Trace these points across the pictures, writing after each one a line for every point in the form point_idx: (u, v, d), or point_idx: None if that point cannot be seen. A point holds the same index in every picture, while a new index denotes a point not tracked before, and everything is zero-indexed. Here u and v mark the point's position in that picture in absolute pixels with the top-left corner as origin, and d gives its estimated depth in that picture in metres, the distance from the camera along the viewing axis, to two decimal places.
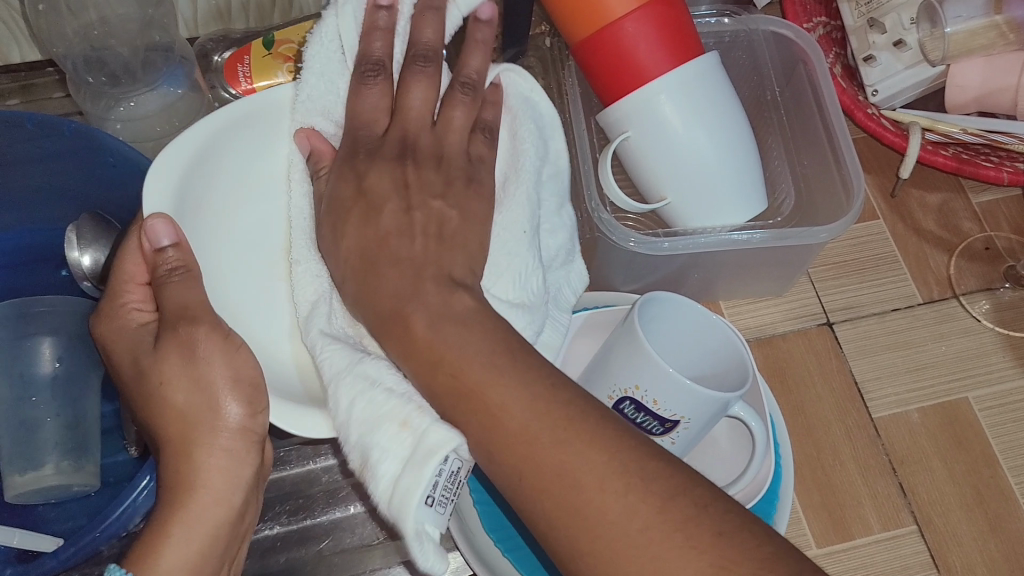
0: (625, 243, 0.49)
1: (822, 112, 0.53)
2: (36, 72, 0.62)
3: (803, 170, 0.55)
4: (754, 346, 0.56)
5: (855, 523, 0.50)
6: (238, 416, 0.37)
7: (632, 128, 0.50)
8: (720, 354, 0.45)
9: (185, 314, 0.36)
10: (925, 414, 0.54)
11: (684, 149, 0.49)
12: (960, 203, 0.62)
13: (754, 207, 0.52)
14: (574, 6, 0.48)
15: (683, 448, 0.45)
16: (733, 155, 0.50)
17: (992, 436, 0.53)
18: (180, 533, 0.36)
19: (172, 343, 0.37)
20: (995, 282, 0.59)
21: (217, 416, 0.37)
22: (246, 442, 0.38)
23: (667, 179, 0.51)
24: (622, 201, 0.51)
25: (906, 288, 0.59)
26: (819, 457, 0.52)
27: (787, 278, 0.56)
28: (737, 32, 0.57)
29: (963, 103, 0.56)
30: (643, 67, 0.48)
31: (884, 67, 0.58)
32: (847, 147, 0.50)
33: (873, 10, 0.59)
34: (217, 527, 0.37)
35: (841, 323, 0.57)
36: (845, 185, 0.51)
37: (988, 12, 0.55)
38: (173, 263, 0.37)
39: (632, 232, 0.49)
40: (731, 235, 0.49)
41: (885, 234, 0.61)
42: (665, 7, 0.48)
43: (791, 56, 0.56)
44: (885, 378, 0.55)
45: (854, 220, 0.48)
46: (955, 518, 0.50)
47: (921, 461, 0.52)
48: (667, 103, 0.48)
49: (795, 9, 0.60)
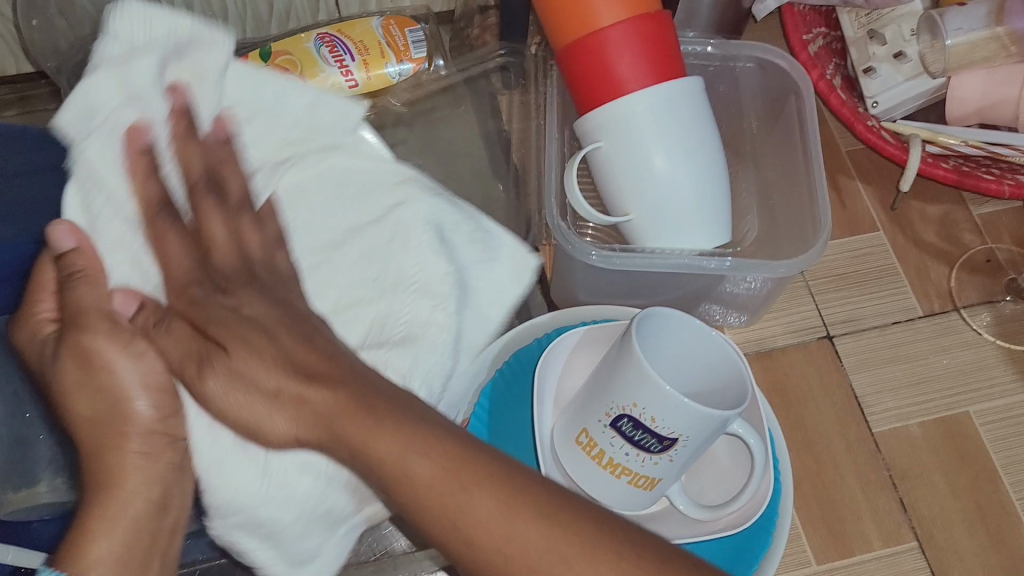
0: (583, 256, 0.49)
1: (801, 136, 0.52)
2: (32, 83, 0.62)
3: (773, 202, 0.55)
4: (753, 358, 0.56)
5: (855, 539, 0.49)
6: (150, 413, 0.36)
7: (606, 140, 0.49)
8: (720, 372, 0.44)
9: (78, 318, 0.36)
10: (927, 428, 0.53)
11: (649, 164, 0.49)
12: (961, 215, 0.62)
13: (716, 227, 0.51)
14: (564, 11, 0.48)
15: (681, 466, 0.45)
16: (699, 174, 0.50)
17: (994, 450, 0.52)
18: (101, 526, 0.34)
19: (97, 359, 0.35)
20: (996, 294, 0.59)
21: (145, 417, 0.36)
22: (172, 447, 0.36)
23: (632, 194, 0.50)
24: (585, 213, 0.50)
25: (907, 300, 0.58)
26: (819, 472, 0.51)
27: (757, 307, 0.55)
28: (722, 62, 0.57)
29: (964, 115, 0.56)
30: (623, 82, 0.48)
31: (884, 79, 0.57)
32: (817, 181, 0.50)
33: (872, 23, 0.59)
34: (138, 520, 0.35)
35: (841, 336, 0.57)
36: (812, 218, 0.50)
37: (989, 23, 0.54)
38: (77, 267, 0.36)
39: (594, 247, 0.49)
40: (690, 257, 0.49)
41: (885, 246, 0.60)
42: (650, 23, 0.48)
43: (775, 81, 0.56)
44: (884, 392, 0.55)
45: (817, 257, 0.48)
46: (956, 534, 0.50)
47: (922, 475, 0.51)
48: (643, 117, 0.48)
49: (796, 20, 0.60)
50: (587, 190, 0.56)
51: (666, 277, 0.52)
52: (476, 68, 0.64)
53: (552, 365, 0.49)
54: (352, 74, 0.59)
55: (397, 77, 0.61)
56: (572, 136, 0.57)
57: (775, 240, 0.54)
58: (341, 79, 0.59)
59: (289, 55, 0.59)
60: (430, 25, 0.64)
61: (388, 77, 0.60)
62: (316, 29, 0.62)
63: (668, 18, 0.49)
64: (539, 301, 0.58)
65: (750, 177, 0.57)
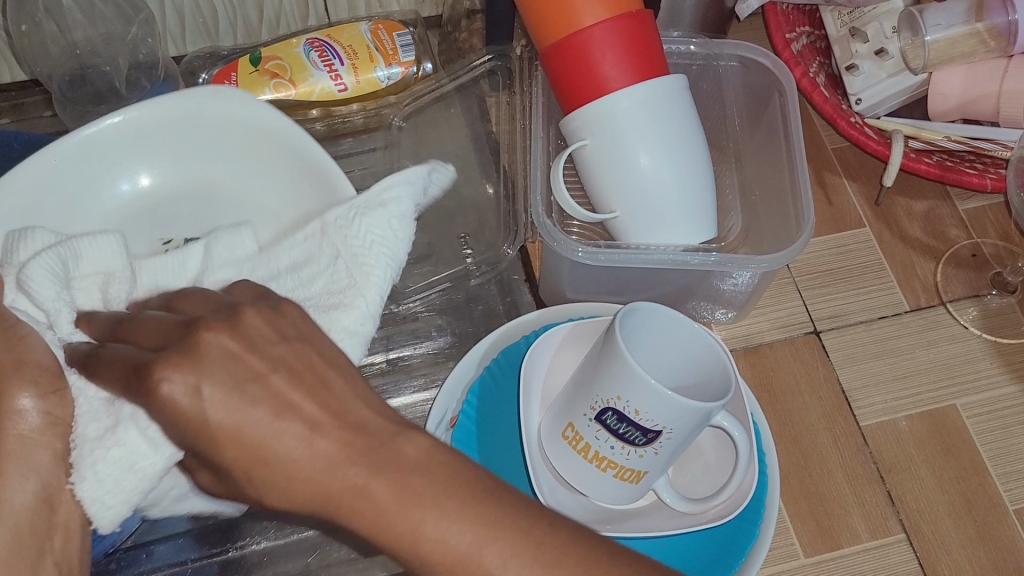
0: (572, 253, 0.49)
1: (784, 133, 0.53)
2: (26, 92, 0.63)
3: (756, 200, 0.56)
4: (740, 355, 0.56)
5: (843, 531, 0.49)
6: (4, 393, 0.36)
7: (590, 137, 0.50)
8: (704, 364, 0.45)
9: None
10: (914, 421, 0.54)
11: (633, 164, 0.49)
12: (946, 210, 0.62)
13: (703, 225, 0.52)
14: (545, 10, 0.49)
15: (666, 459, 0.45)
16: (684, 173, 0.50)
17: (981, 443, 0.53)
18: None
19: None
20: (983, 288, 0.59)
21: None
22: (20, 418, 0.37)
23: (618, 192, 0.51)
24: (574, 210, 0.51)
25: (893, 295, 0.59)
26: (806, 465, 0.52)
27: (743, 302, 0.56)
28: (705, 60, 0.57)
29: (946, 111, 0.56)
30: (606, 79, 0.49)
31: (867, 76, 0.58)
32: (802, 175, 0.50)
33: (854, 21, 0.60)
34: None
35: (828, 332, 0.57)
36: (795, 211, 0.51)
37: (968, 19, 0.55)
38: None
39: (580, 244, 0.49)
40: (674, 254, 0.49)
41: (871, 242, 0.61)
42: (633, 22, 0.48)
43: (759, 78, 0.56)
44: (872, 386, 0.55)
45: (800, 251, 0.48)
46: (944, 526, 0.50)
47: (909, 468, 0.52)
48: (627, 115, 0.49)
49: (779, 19, 0.60)
50: (573, 190, 0.57)
51: (652, 274, 0.52)
52: (466, 75, 0.62)
53: (540, 360, 0.49)
54: (342, 78, 0.60)
55: (386, 80, 0.61)
56: (558, 134, 0.57)
57: (760, 234, 0.55)
58: (330, 84, 0.60)
59: (278, 60, 0.60)
60: (418, 29, 0.65)
61: (377, 81, 0.61)
62: (304, 36, 0.62)
63: (652, 19, 0.50)
64: (527, 300, 0.59)
65: (733, 174, 0.58)
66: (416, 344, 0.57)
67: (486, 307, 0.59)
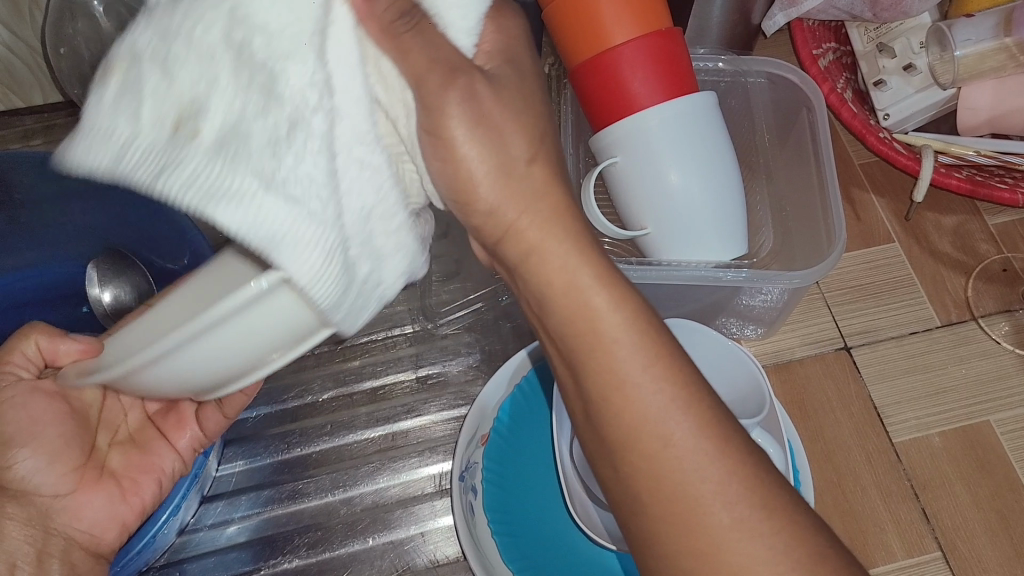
0: None
1: (814, 152, 0.53)
2: (57, 113, 0.65)
3: (784, 216, 0.56)
4: (770, 371, 0.56)
5: (878, 549, 0.49)
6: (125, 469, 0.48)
7: (620, 154, 0.50)
8: (740, 384, 0.44)
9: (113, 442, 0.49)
10: (947, 437, 0.53)
11: (665, 182, 0.50)
12: (976, 225, 0.62)
13: (734, 239, 0.52)
14: (576, 27, 0.49)
15: None
16: (715, 191, 0.50)
17: (1017, 459, 0.52)
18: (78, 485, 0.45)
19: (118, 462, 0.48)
20: (1014, 303, 0.58)
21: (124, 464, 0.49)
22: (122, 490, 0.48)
23: (648, 208, 0.51)
24: (604, 226, 0.51)
25: (924, 311, 0.58)
26: (839, 483, 0.51)
27: (779, 317, 0.55)
28: (735, 76, 0.57)
29: (976, 126, 0.57)
30: (634, 98, 0.49)
31: (894, 91, 0.58)
32: (834, 194, 0.50)
33: (883, 36, 0.60)
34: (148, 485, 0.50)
35: (859, 347, 0.57)
36: (828, 231, 0.50)
37: (997, 34, 0.55)
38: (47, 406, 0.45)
39: None
40: (705, 270, 0.49)
41: (900, 257, 0.61)
42: (663, 40, 0.48)
43: (787, 95, 0.57)
44: (904, 402, 0.54)
45: (835, 265, 0.48)
46: (980, 544, 0.49)
47: (943, 485, 0.51)
48: (658, 132, 0.49)
49: (805, 35, 0.61)
50: (602, 207, 0.57)
51: (684, 290, 0.52)
52: None
53: None
54: None
55: None
56: (587, 151, 0.57)
57: (790, 250, 0.54)
58: None
59: None
60: None
61: None
62: None
63: (682, 38, 0.50)
64: None
65: (763, 189, 0.58)
66: (443, 363, 0.58)
67: (515, 324, 0.59)
